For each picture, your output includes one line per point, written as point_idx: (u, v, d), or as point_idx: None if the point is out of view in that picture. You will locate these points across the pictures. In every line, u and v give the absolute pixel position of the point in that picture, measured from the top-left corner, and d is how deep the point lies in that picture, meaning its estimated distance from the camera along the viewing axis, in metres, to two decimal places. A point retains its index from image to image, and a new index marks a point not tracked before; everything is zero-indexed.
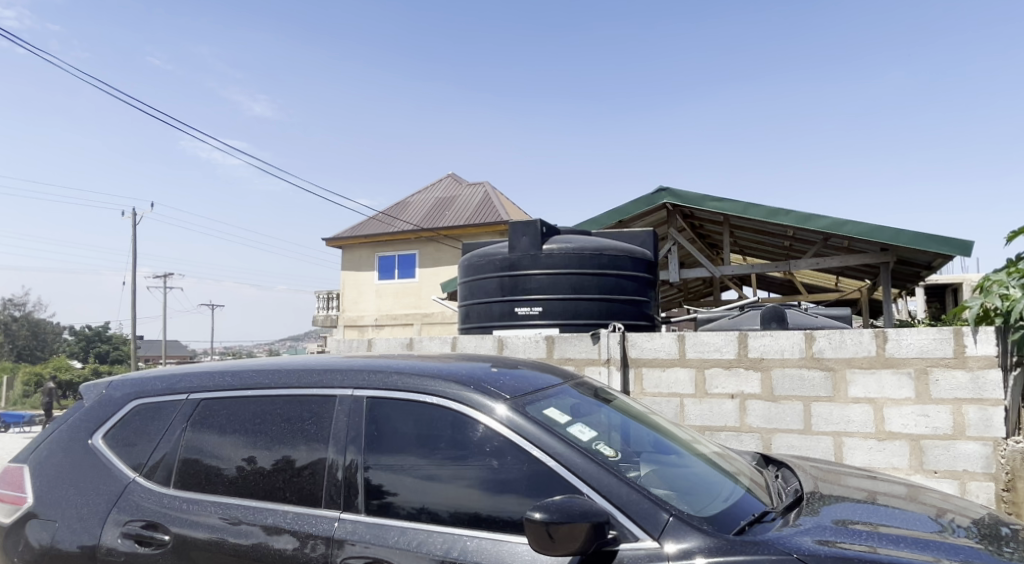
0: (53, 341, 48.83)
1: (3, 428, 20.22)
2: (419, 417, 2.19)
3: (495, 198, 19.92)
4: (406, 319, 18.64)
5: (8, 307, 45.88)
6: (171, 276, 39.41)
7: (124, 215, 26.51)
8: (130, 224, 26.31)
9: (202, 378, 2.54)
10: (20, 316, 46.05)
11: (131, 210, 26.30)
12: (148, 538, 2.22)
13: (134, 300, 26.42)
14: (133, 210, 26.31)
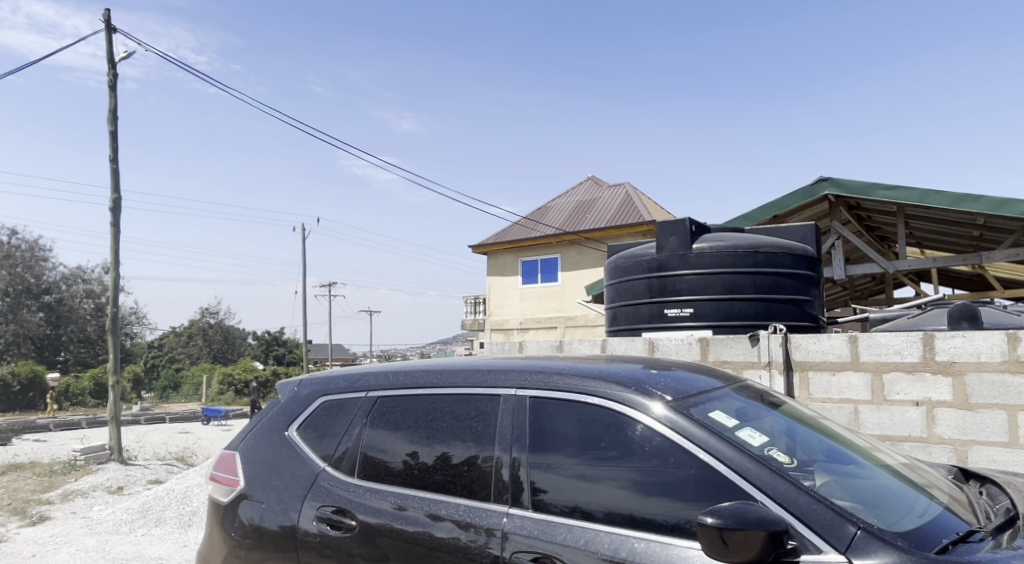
0: (240, 345, 54.85)
1: (205, 420, 23.00)
2: (581, 416, 2.22)
3: (637, 198, 19.62)
4: (550, 322, 18.80)
5: (205, 315, 52.19)
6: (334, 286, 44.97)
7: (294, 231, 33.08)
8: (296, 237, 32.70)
9: (378, 377, 2.75)
10: (214, 323, 52.21)
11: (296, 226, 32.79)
12: (338, 523, 2.44)
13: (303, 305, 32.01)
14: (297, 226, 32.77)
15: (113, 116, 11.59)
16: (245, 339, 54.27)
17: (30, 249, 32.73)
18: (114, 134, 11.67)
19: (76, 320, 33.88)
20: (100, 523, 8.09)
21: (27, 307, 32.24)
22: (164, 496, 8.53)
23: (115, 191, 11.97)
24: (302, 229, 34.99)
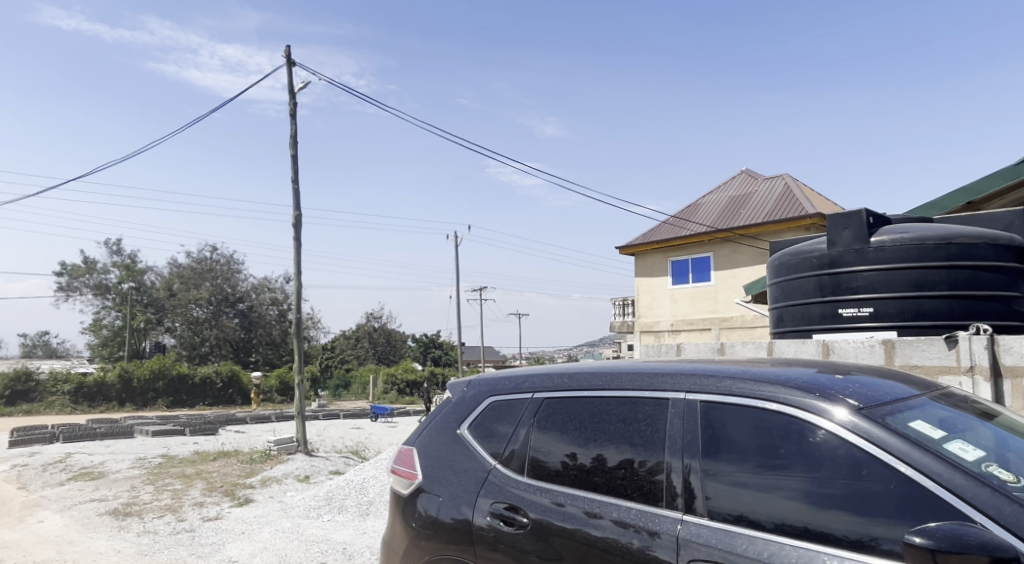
0: (402, 348, 58.30)
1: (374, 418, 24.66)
2: (757, 422, 2.10)
3: (798, 190, 18.34)
4: (705, 323, 18.04)
5: (370, 320, 56.08)
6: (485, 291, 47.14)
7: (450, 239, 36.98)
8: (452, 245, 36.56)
9: (543, 378, 2.80)
10: (379, 328, 55.92)
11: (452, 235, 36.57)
12: (510, 519, 2.51)
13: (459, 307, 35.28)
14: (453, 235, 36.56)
15: (294, 141, 12.80)
16: (405, 342, 57.55)
17: (227, 263, 37.03)
18: (295, 157, 12.90)
19: (265, 324, 37.83)
20: (294, 508, 8.97)
21: (226, 314, 36.50)
22: (345, 486, 9.28)
23: (296, 209, 13.22)
24: (455, 237, 37.12)
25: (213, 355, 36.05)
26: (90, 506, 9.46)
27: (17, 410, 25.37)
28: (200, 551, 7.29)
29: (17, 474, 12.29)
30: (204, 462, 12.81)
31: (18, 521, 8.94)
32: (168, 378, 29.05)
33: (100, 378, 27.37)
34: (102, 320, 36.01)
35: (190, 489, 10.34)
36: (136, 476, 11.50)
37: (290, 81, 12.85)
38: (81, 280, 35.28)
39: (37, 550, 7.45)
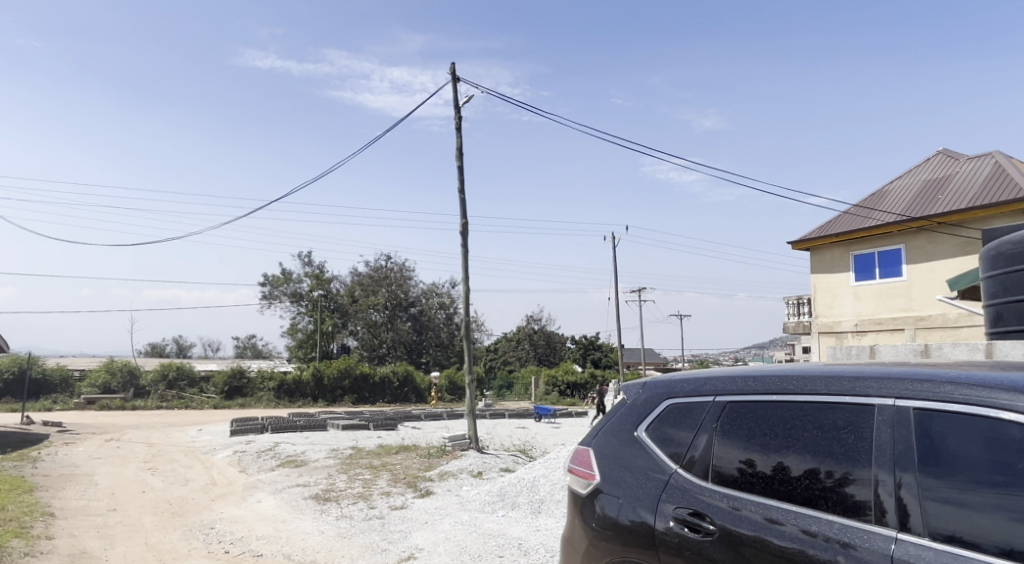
0: (562, 350, 58.80)
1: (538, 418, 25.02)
2: (988, 436, 1.86)
3: (1011, 168, 16.00)
4: (896, 323, 16.35)
5: (531, 322, 57.11)
6: (644, 291, 46.54)
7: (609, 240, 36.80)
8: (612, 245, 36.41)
9: (725, 381, 2.68)
10: (539, 330, 56.77)
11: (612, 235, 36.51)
12: (696, 526, 2.44)
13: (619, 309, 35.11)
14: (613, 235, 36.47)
15: (459, 152, 13.33)
16: (565, 343, 58.05)
17: (400, 270, 39.61)
18: (461, 168, 13.43)
19: (434, 327, 40.00)
20: (470, 502, 9.39)
21: (400, 318, 39.10)
22: (517, 483, 9.55)
23: (463, 217, 13.82)
24: (613, 237, 36.71)
25: (390, 356, 38.78)
26: (296, 490, 10.61)
27: (232, 403, 29.06)
28: (390, 537, 7.90)
29: (237, 459, 14.10)
30: (388, 455, 13.84)
31: (241, 500, 10.26)
32: (353, 377, 31.84)
33: (296, 376, 30.59)
34: (297, 324, 40.15)
35: (378, 479, 11.24)
36: (331, 465, 12.71)
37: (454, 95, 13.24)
38: (278, 289, 39.26)
39: (258, 527, 8.51)
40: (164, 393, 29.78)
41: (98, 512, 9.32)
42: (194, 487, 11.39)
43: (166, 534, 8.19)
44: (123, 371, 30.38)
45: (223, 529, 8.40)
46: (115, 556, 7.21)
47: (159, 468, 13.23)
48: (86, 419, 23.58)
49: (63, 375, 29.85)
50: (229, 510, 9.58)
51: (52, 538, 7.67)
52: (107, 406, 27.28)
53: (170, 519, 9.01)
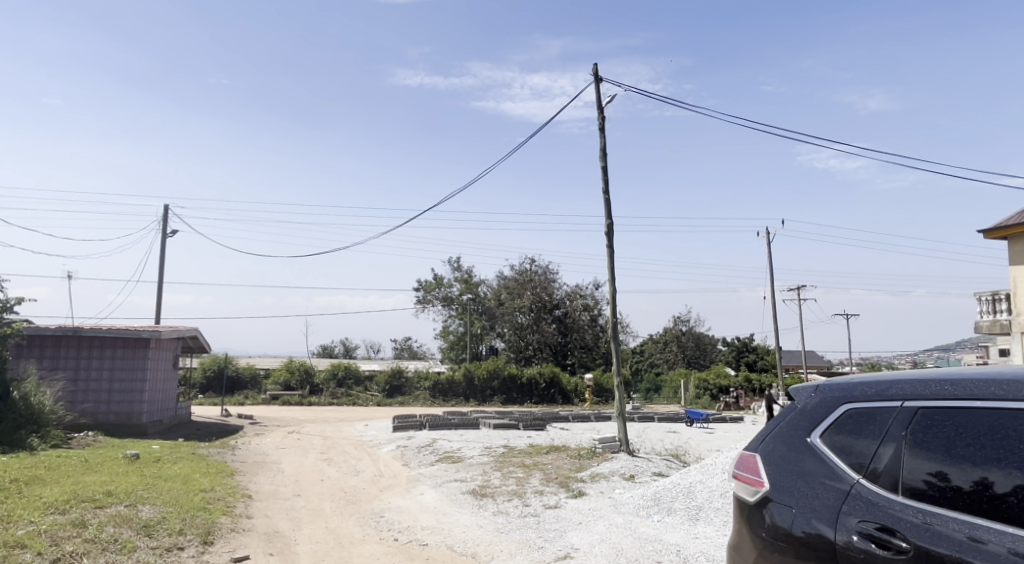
0: (713, 352, 56.46)
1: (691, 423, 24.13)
2: None
3: None
4: None
5: (679, 323, 55.35)
6: (803, 289, 43.54)
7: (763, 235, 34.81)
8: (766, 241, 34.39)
9: (915, 384, 2.46)
10: (688, 331, 54.85)
11: (767, 231, 34.52)
12: (886, 542, 2.26)
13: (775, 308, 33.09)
14: (767, 231, 34.49)
15: (602, 152, 13.09)
16: (717, 344, 55.67)
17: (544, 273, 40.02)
18: (605, 168, 13.20)
19: (579, 329, 40.03)
20: (624, 505, 9.27)
21: (545, 320, 39.57)
22: (672, 488, 9.31)
23: (608, 217, 13.69)
24: (767, 232, 34.69)
25: (537, 357, 39.38)
26: (455, 485, 11.09)
27: (393, 401, 31.00)
28: (545, 535, 8.02)
29: (400, 453, 15.00)
30: (539, 454, 14.06)
31: (406, 491, 10.90)
32: (501, 378, 32.43)
33: (449, 376, 32.03)
34: (449, 327, 42.13)
35: (531, 478, 11.45)
36: (486, 462, 13.15)
37: (597, 95, 12.84)
38: (431, 293, 41.79)
39: (422, 518, 9.00)
40: (333, 390, 32.41)
41: (286, 497, 10.34)
42: (363, 477, 12.29)
43: (343, 520, 8.91)
44: (300, 370, 33.49)
45: (391, 518, 8.98)
46: (301, 537, 7.96)
47: (333, 459, 14.43)
48: (271, 412, 26.26)
49: (251, 372, 33.49)
50: (395, 500, 10.23)
51: (250, 518, 8.63)
52: (287, 401, 30.21)
53: (345, 506, 9.79)
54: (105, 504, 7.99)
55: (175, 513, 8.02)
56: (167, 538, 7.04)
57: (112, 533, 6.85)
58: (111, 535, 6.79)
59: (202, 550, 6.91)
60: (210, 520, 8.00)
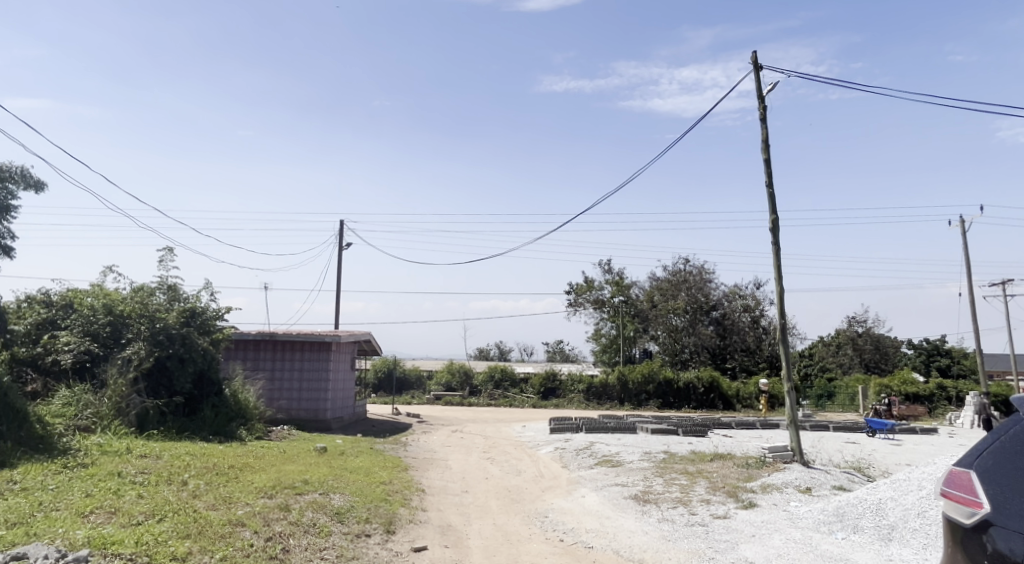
0: (896, 355, 51.15)
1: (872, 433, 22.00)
2: None
3: None
4: None
5: (853, 324, 50.71)
6: (1008, 283, 38.21)
7: (957, 225, 30.97)
8: (960, 231, 30.55)
9: None
10: (864, 332, 50.11)
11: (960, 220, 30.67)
12: None
13: (973, 308, 29.29)
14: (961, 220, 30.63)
15: (765, 145, 12.34)
16: (900, 347, 50.42)
17: (699, 273, 38.42)
18: (768, 161, 12.42)
19: (739, 331, 38.00)
20: (802, 519, 8.68)
21: (702, 322, 38.03)
22: (857, 504, 8.58)
23: (774, 212, 12.89)
24: (961, 222, 30.81)
25: (694, 361, 38.00)
26: (616, 489, 11.03)
27: (548, 403, 31.45)
28: (716, 546, 7.73)
29: (559, 455, 15.18)
30: (703, 461, 13.56)
31: (568, 493, 11.02)
32: (657, 382, 31.51)
33: (603, 379, 31.86)
34: (601, 330, 41.29)
35: (696, 485, 11.09)
36: (647, 468, 12.93)
37: (757, 84, 12.10)
38: (582, 296, 40.55)
39: (586, 520, 9.05)
40: (491, 392, 33.52)
41: (455, 493, 10.88)
42: (525, 477, 12.60)
43: (510, 518, 9.21)
44: (460, 372, 35.10)
45: (556, 519, 9.13)
46: (472, 532, 8.35)
47: (495, 459, 14.93)
48: (435, 412, 27.72)
49: (416, 374, 35.58)
50: (558, 501, 10.39)
51: (425, 510, 9.19)
52: (450, 401, 31.72)
53: (511, 504, 10.12)
54: (303, 491, 8.91)
55: (361, 502, 8.76)
56: (356, 525, 7.71)
57: (311, 517, 7.63)
58: (310, 519, 7.57)
59: (386, 538, 7.49)
60: (391, 510, 8.64)
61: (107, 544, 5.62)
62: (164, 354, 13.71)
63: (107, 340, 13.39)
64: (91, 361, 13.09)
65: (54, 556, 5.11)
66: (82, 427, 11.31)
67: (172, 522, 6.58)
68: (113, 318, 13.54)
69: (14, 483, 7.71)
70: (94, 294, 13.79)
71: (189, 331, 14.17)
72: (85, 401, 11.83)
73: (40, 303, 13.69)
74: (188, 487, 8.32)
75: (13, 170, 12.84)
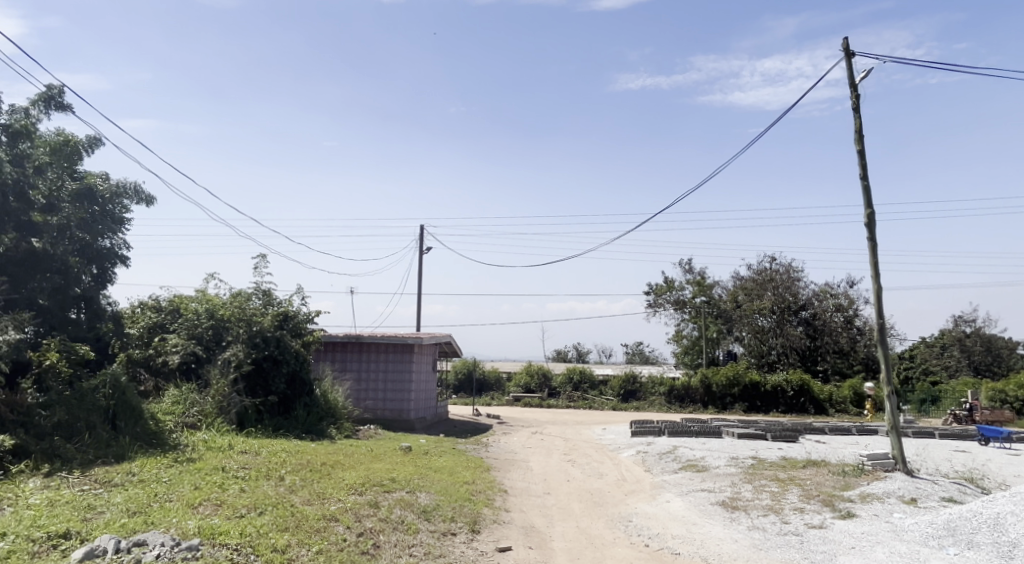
0: (1009, 357, 47.26)
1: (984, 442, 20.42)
2: None
3: None
4: None
5: (960, 323, 47.23)
6: None
7: None
8: None
9: None
10: (972, 332, 46.57)
11: None
12: None
13: None
14: None
15: (859, 135, 11.71)
16: (1014, 349, 46.56)
17: (786, 272, 36.84)
18: (861, 152, 11.77)
19: (831, 332, 36.20)
20: (908, 532, 8.15)
21: (790, 323, 36.47)
22: (972, 518, 8.02)
23: (869, 206, 12.21)
24: None
25: (781, 363, 36.52)
26: (703, 495, 10.73)
27: (628, 406, 31.03)
28: (812, 557, 7.40)
29: (641, 459, 14.92)
30: (794, 468, 12.98)
31: (652, 498, 10.81)
32: (742, 385, 30.40)
33: (685, 382, 31.12)
34: (683, 331, 40.25)
35: (788, 493, 10.63)
36: (734, 473, 12.52)
37: (849, 72, 11.49)
38: (662, 297, 39.75)
39: (672, 526, 8.86)
40: (571, 394, 33.41)
41: (538, 494, 10.90)
42: (608, 481, 12.46)
43: (594, 521, 9.13)
44: (539, 374, 35.22)
45: (640, 523, 8.98)
46: (555, 534, 8.32)
47: (576, 461, 14.86)
48: (515, 413, 27.89)
49: (496, 375, 35.91)
50: (642, 506, 10.21)
51: (508, 511, 9.25)
52: (529, 403, 31.84)
53: (594, 507, 10.03)
54: (391, 489, 9.17)
55: (447, 501, 8.92)
56: (443, 524, 7.85)
57: (399, 515, 7.84)
58: (398, 516, 7.78)
59: (471, 537, 7.58)
60: (475, 510, 8.75)
61: (214, 534, 5.98)
62: (260, 356, 14.47)
63: (210, 343, 14.24)
64: (196, 362, 13.94)
65: (169, 543, 5.48)
66: (189, 424, 12.06)
67: (271, 515, 6.92)
68: (215, 322, 14.40)
69: (132, 475, 8.34)
70: (198, 299, 14.72)
71: (282, 334, 14.87)
72: (192, 400, 12.62)
73: (151, 308, 14.70)
74: (285, 482, 8.74)
75: (127, 186, 14.02)
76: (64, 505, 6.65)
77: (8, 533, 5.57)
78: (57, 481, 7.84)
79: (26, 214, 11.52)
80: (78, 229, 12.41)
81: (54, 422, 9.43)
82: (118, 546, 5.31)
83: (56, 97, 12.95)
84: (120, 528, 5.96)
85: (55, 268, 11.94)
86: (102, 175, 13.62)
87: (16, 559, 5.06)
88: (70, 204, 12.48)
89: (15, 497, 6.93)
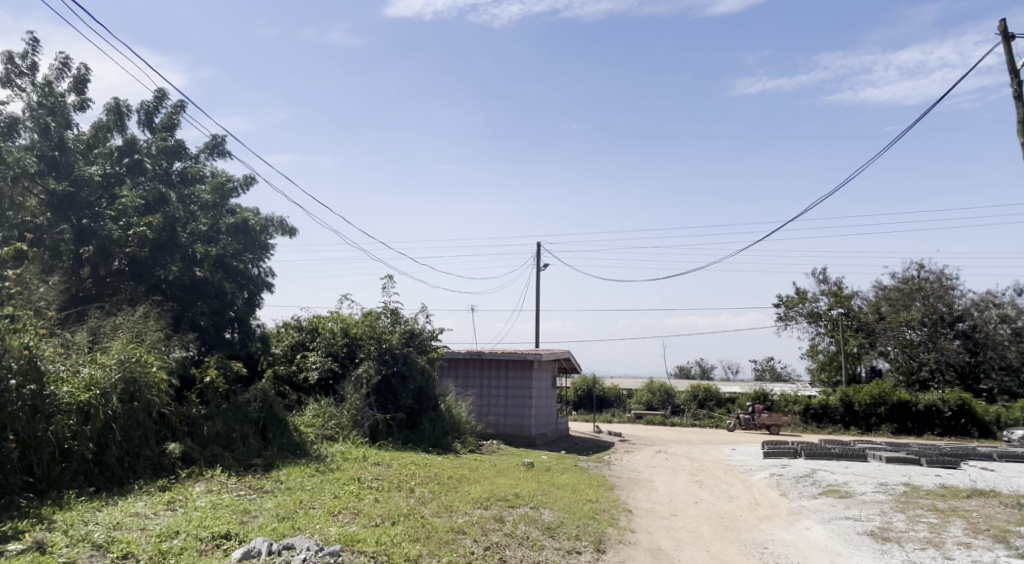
0: None
1: None
2: None
3: None
4: None
5: None
6: None
7: None
8: None
9: None
10: None
11: None
12: None
13: None
14: None
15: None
16: None
17: (938, 280, 33.74)
18: None
19: (996, 346, 32.48)
20: None
21: (944, 336, 33.19)
22: None
23: None
24: None
25: (935, 381, 33.26)
26: (848, 524, 9.95)
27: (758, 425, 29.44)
28: None
29: (776, 481, 14.05)
30: (957, 499, 11.69)
31: (789, 524, 10.20)
32: (890, 404, 28.00)
33: (823, 400, 28.97)
34: (818, 346, 37.61)
35: (949, 525, 9.63)
36: (885, 501, 11.49)
37: (1008, 58, 10.38)
38: (793, 310, 37.51)
39: (814, 555, 8.29)
40: (696, 411, 32.16)
41: (664, 515, 10.59)
42: (739, 504, 11.87)
43: (726, 546, 8.73)
44: (661, 390, 34.38)
45: (778, 551, 8.49)
46: (685, 558, 8.05)
47: (705, 482, 14.26)
48: (639, 431, 27.17)
49: (617, 393, 35.51)
50: (778, 532, 9.65)
51: (634, 531, 9.04)
52: (652, 421, 31.09)
53: (724, 531, 9.61)
54: (515, 504, 9.25)
55: (571, 519, 8.90)
56: (568, 542, 7.81)
57: (524, 530, 7.90)
58: (524, 532, 7.83)
59: (597, 557, 7.45)
60: (600, 529, 8.63)
61: (353, 541, 6.33)
62: (390, 372, 15.17)
63: (345, 359, 15.09)
64: (333, 378, 14.74)
65: (314, 548, 5.86)
66: (328, 435, 12.86)
67: (404, 525, 7.22)
68: (349, 340, 15.28)
69: (280, 482, 9.01)
70: (334, 319, 15.63)
71: (409, 350, 15.61)
72: (330, 413, 13.42)
73: (294, 328, 15.65)
74: (415, 494, 9.09)
75: (273, 218, 15.35)
76: (224, 508, 7.30)
77: (180, 532, 6.18)
78: (218, 485, 8.63)
79: (191, 247, 12.79)
80: (233, 258, 13.71)
81: (216, 431, 10.34)
82: (270, 548, 5.73)
83: (220, 145, 14.41)
84: (272, 531, 6.45)
85: (213, 293, 13.22)
86: (253, 209, 15.04)
87: (187, 555, 5.61)
88: (226, 236, 13.84)
89: (184, 499, 7.69)
